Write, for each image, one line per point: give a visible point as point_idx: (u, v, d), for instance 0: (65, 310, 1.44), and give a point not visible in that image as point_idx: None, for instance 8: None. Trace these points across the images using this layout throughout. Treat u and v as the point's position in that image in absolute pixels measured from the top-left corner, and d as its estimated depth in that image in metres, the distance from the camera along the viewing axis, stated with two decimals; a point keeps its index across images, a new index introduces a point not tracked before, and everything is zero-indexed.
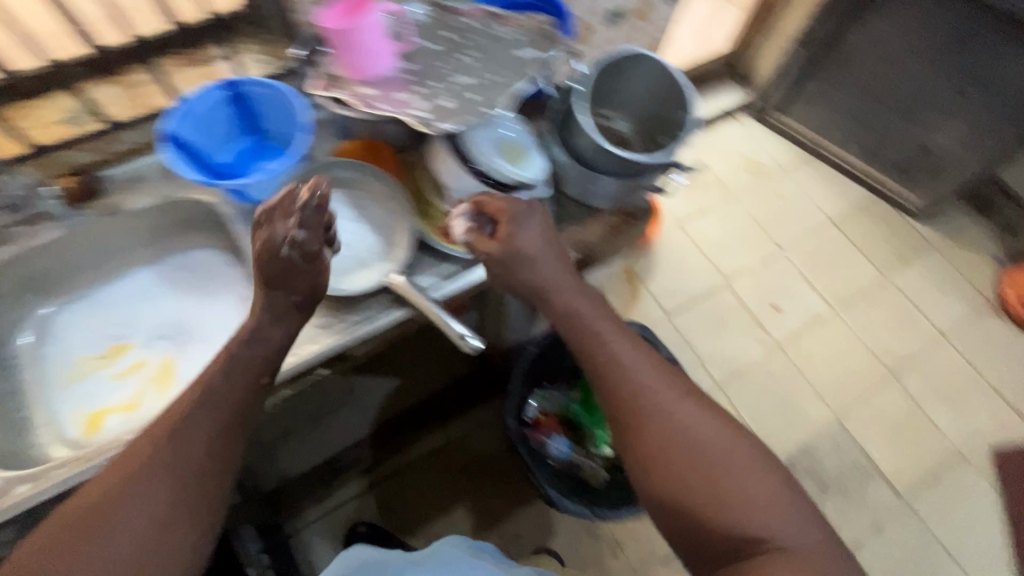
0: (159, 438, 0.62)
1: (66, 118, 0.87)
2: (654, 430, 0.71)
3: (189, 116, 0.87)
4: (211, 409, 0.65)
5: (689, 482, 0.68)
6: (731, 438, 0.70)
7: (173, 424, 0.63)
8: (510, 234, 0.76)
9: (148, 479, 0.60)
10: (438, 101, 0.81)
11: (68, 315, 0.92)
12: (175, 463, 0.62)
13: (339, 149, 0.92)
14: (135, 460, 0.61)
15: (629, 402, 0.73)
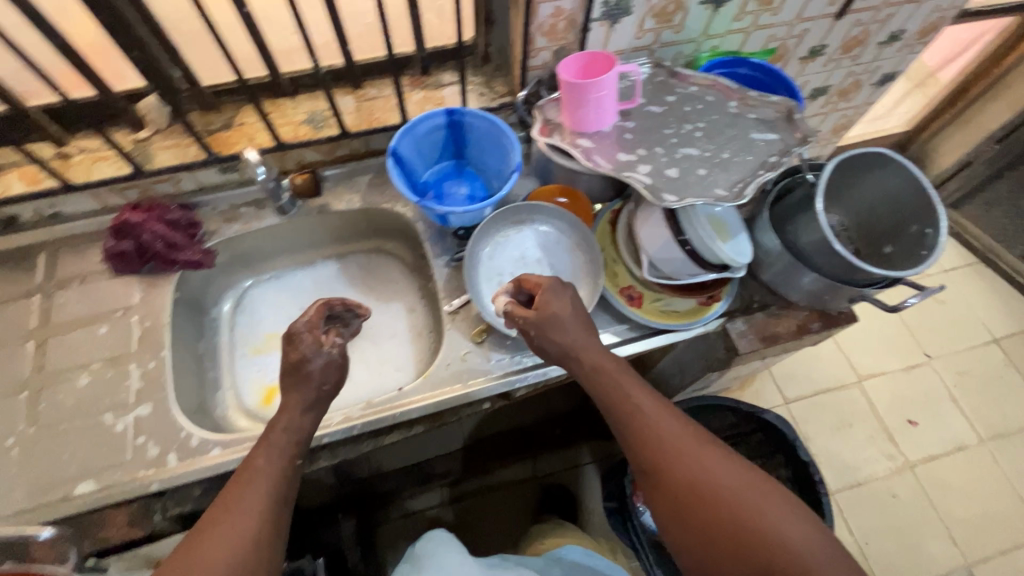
0: (255, 486, 0.64)
1: (307, 118, 0.95)
2: (687, 475, 0.62)
3: (414, 136, 0.94)
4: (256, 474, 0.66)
5: (727, 544, 0.58)
6: (682, 433, 0.66)
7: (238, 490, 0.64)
8: (543, 301, 0.75)
9: (265, 511, 0.63)
10: (662, 169, 0.79)
11: (263, 292, 1.01)
12: (272, 486, 0.65)
13: (537, 193, 0.94)
14: (238, 515, 0.61)
15: (665, 441, 0.65)
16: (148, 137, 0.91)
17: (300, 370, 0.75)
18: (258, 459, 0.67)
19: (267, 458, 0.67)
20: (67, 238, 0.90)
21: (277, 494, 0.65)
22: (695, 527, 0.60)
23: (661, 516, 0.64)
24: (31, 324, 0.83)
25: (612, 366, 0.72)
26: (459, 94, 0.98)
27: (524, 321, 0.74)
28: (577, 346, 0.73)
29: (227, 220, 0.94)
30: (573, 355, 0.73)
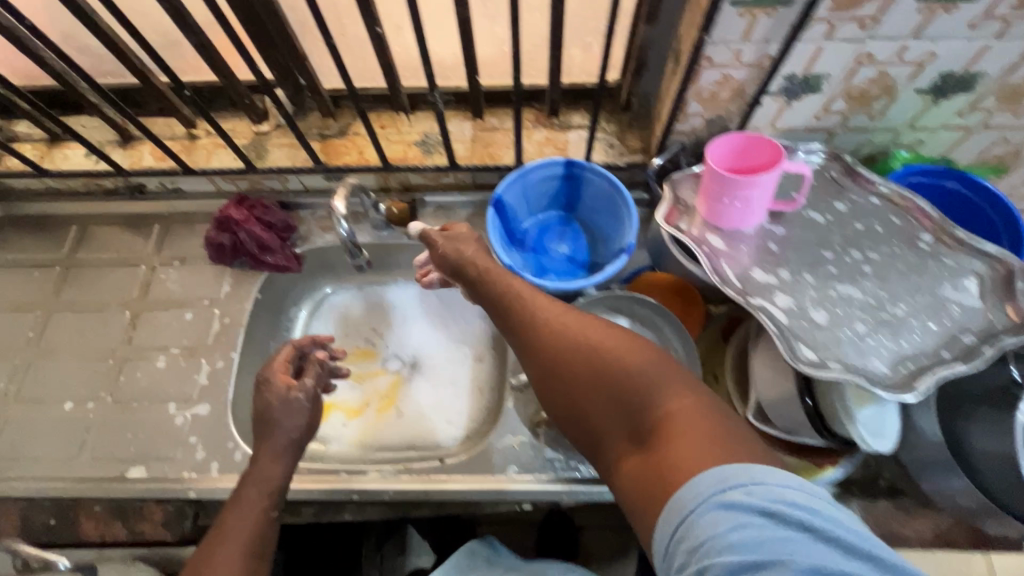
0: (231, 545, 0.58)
1: (419, 139, 0.90)
2: (541, 334, 0.61)
3: (524, 183, 0.85)
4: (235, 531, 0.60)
5: (617, 412, 0.55)
6: (533, 297, 0.65)
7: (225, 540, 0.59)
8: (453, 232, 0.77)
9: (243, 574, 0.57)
10: (806, 305, 0.63)
11: (341, 302, 0.99)
12: (250, 544, 0.59)
13: (645, 277, 0.82)
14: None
15: (518, 301, 0.65)
16: (267, 131, 0.92)
17: (264, 420, 0.70)
18: (233, 515, 0.61)
19: (240, 512, 0.61)
20: (179, 214, 0.94)
21: (253, 553, 0.59)
22: (570, 393, 0.58)
23: (563, 422, 0.60)
24: (133, 293, 0.88)
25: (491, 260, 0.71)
26: (585, 143, 0.88)
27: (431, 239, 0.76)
28: (478, 259, 0.72)
29: (320, 228, 0.93)
30: (470, 261, 0.72)
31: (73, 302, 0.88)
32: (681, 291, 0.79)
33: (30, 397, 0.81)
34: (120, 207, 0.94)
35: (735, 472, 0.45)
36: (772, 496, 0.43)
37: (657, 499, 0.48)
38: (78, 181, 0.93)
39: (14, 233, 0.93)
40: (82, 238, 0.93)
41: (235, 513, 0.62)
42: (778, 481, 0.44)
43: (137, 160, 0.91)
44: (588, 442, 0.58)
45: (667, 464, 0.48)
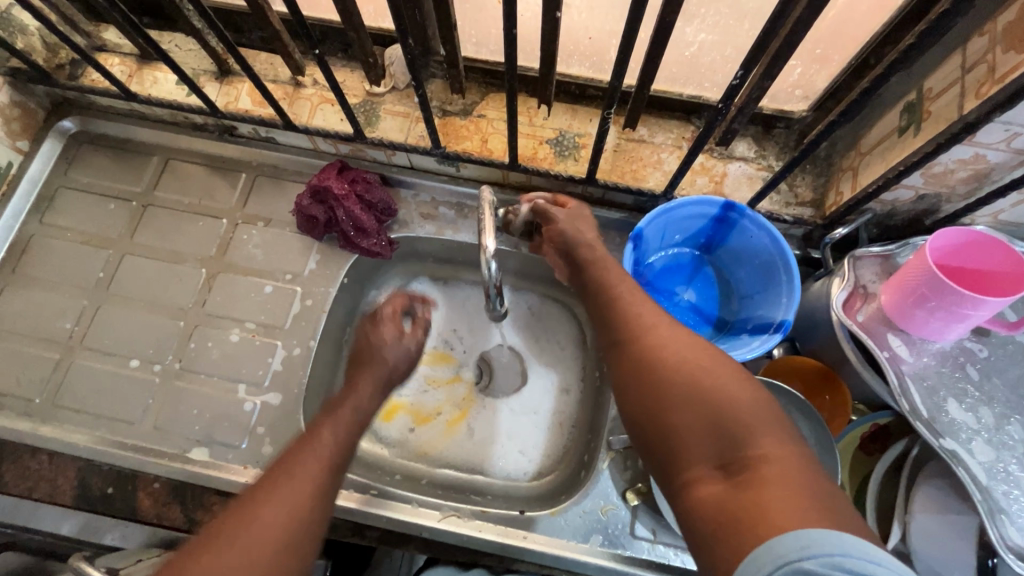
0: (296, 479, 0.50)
1: (554, 137, 0.77)
2: (634, 330, 0.51)
3: (669, 216, 0.72)
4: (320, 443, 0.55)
5: (691, 416, 0.43)
6: (632, 290, 0.55)
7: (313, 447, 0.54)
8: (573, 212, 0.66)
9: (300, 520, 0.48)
10: (1010, 467, 0.54)
11: (424, 293, 0.90)
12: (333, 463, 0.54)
13: (786, 357, 0.71)
14: (270, 510, 0.47)
15: (616, 291, 0.55)
16: (382, 94, 0.79)
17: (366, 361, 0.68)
18: (304, 453, 0.53)
19: (331, 430, 0.57)
20: (271, 167, 0.84)
21: (333, 477, 0.54)
22: (652, 403, 0.46)
23: (633, 438, 0.48)
24: (211, 250, 0.80)
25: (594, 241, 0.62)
26: (746, 182, 0.74)
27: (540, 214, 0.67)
28: (584, 238, 0.62)
29: (420, 214, 0.82)
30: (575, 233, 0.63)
31: (148, 247, 0.81)
32: (829, 385, 0.68)
33: (97, 345, 0.76)
34: (207, 147, 0.84)
35: (821, 535, 0.33)
36: (842, 563, 0.32)
37: (731, 530, 0.37)
38: (166, 110, 0.83)
39: (94, 154, 0.86)
40: (163, 174, 0.84)
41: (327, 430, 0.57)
42: (865, 551, 0.33)
43: (233, 99, 0.80)
44: (652, 454, 0.46)
45: (765, 507, 0.36)
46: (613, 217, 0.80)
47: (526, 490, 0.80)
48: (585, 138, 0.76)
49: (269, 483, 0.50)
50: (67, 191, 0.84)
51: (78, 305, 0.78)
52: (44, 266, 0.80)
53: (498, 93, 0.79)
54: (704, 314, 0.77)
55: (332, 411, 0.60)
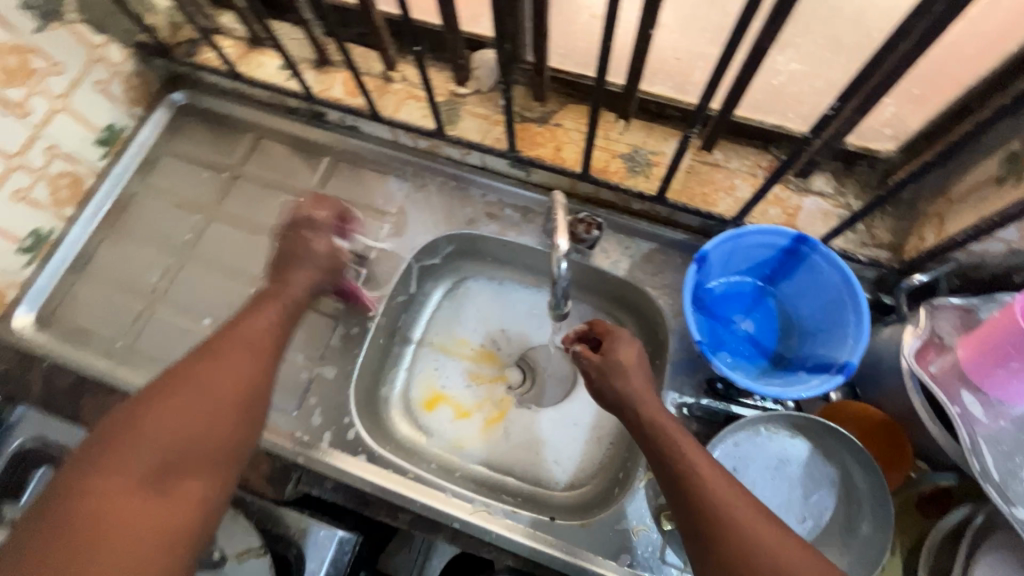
0: (134, 455, 0.47)
1: (627, 153, 0.78)
2: (740, 545, 0.48)
3: (737, 242, 0.71)
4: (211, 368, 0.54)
5: None
6: (717, 473, 0.53)
7: (195, 375, 0.53)
8: (609, 345, 0.66)
9: (174, 495, 0.48)
10: None
11: (478, 292, 0.92)
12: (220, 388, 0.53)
13: (846, 402, 0.68)
14: (107, 499, 0.45)
15: (681, 464, 0.54)
16: (466, 95, 0.83)
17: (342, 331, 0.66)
18: (140, 426, 0.49)
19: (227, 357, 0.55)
20: (351, 154, 0.89)
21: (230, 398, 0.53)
22: None
23: None
24: (288, 225, 0.85)
25: (650, 401, 0.60)
26: (822, 217, 0.73)
27: (586, 368, 0.65)
28: (641, 394, 0.61)
29: (485, 213, 0.84)
30: (633, 404, 0.60)
31: (233, 215, 0.87)
32: (892, 437, 0.65)
33: (177, 300, 0.82)
34: (296, 129, 0.90)
35: None
36: None
37: None
38: (265, 92, 0.89)
39: (196, 126, 0.93)
40: (254, 151, 0.91)
41: (222, 347, 0.56)
42: None
43: (327, 87, 0.85)
44: None
45: None
46: (677, 238, 0.79)
47: (558, 499, 0.80)
48: (656, 157, 0.77)
49: (91, 455, 0.47)
50: (168, 157, 0.91)
51: (166, 261, 0.85)
52: (141, 222, 0.87)
53: (577, 105, 0.80)
54: (761, 347, 0.75)
55: (180, 375, 0.53)
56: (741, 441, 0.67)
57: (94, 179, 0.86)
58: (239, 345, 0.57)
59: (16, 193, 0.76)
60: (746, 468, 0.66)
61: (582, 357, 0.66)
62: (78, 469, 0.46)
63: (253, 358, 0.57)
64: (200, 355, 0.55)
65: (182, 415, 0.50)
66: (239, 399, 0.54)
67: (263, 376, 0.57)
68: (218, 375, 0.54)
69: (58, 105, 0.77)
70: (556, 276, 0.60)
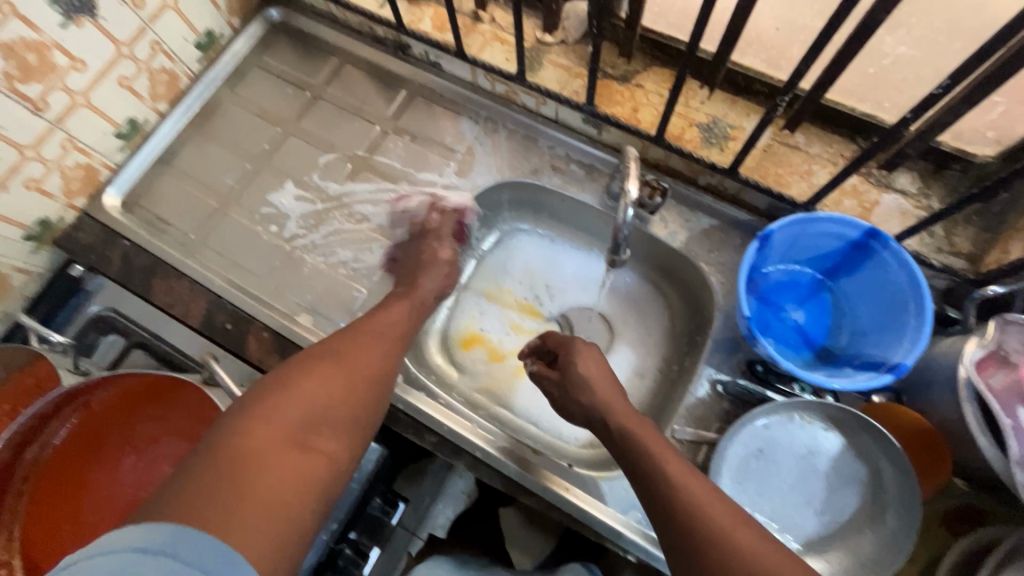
0: (300, 405, 0.53)
1: (705, 123, 0.76)
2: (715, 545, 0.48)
3: (804, 227, 0.69)
4: (315, 385, 0.55)
5: None
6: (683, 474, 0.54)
7: (307, 390, 0.54)
8: (566, 359, 0.71)
9: (311, 451, 0.51)
10: None
11: (529, 245, 0.93)
12: (351, 415, 0.56)
13: (885, 404, 0.67)
14: (255, 450, 0.48)
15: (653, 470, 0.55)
16: (551, 45, 0.82)
17: (420, 269, 0.77)
18: (287, 396, 0.53)
19: (320, 376, 0.56)
20: (429, 90, 0.90)
21: (352, 426, 0.56)
22: None
23: None
24: (360, 150, 0.88)
25: (622, 412, 0.63)
26: (901, 214, 0.70)
27: (551, 386, 0.72)
28: (607, 403, 0.64)
29: (551, 165, 0.84)
30: (601, 413, 0.64)
31: (309, 132, 0.90)
32: (934, 445, 0.63)
33: (248, 203, 0.86)
34: (380, 58, 0.92)
35: None
36: None
37: None
38: (356, 17, 0.91)
39: (286, 44, 0.96)
40: (337, 74, 0.93)
41: (325, 374, 0.57)
42: None
43: (417, 20, 0.87)
44: None
45: None
46: (740, 217, 0.78)
47: (574, 452, 0.82)
48: (734, 131, 0.75)
49: (254, 410, 0.51)
50: (257, 69, 0.95)
51: (243, 167, 0.89)
52: (225, 127, 0.92)
53: (662, 68, 0.79)
54: (809, 339, 0.73)
55: (302, 359, 0.58)
56: (772, 423, 0.67)
57: (188, 80, 0.91)
58: (363, 343, 0.62)
59: (121, 80, 0.81)
60: (771, 449, 0.66)
61: (546, 376, 0.73)
62: (232, 424, 0.49)
63: (378, 371, 0.61)
64: (303, 359, 0.58)
65: (303, 405, 0.53)
66: (357, 406, 0.57)
67: (370, 396, 0.59)
68: (324, 387, 0.55)
69: (169, 3, 0.81)
70: (619, 223, 0.63)
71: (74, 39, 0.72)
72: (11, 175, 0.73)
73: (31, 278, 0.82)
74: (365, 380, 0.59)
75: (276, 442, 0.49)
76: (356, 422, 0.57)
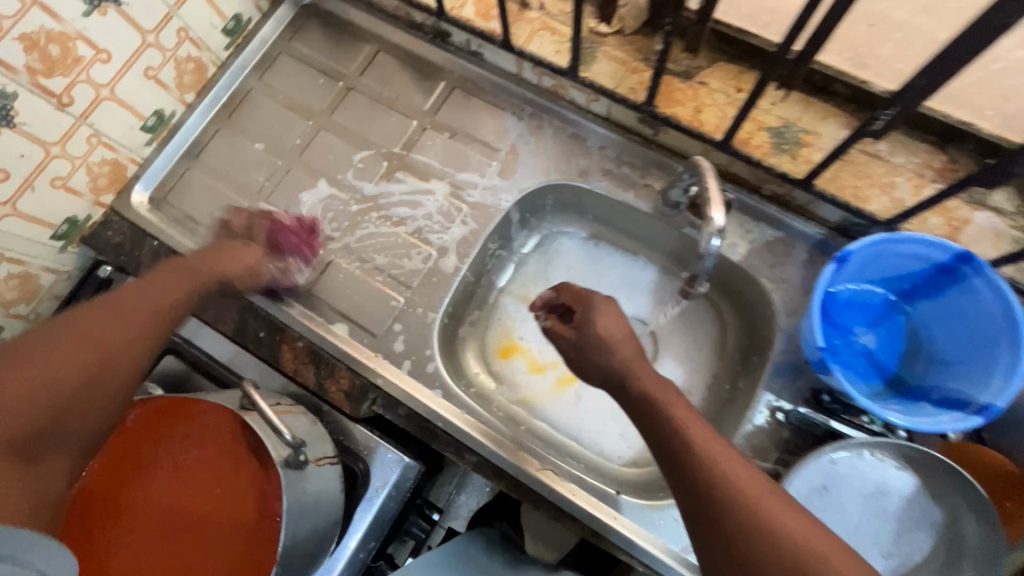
0: (17, 383, 0.45)
1: (776, 126, 0.69)
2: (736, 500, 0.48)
3: (887, 247, 0.63)
4: (54, 356, 0.48)
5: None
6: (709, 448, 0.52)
7: (55, 359, 0.48)
8: (584, 317, 0.64)
9: (38, 466, 0.46)
10: None
11: (572, 250, 0.88)
12: (75, 369, 0.49)
13: (965, 445, 0.62)
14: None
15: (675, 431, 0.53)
16: (606, 35, 0.75)
17: (230, 258, 0.67)
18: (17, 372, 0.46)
19: (87, 342, 0.50)
20: (470, 82, 0.84)
21: (50, 402, 0.47)
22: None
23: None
24: (396, 146, 0.83)
25: (647, 377, 0.58)
26: (995, 236, 0.63)
27: (567, 347, 0.65)
28: (630, 366, 0.59)
29: (600, 168, 0.79)
30: (621, 373, 0.59)
31: (343, 127, 0.85)
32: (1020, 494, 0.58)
33: (279, 203, 0.82)
34: (417, 47, 0.86)
35: None
36: None
37: None
38: (392, 2, 0.85)
39: (317, 29, 0.90)
40: (371, 63, 0.88)
41: (89, 340, 0.51)
42: None
43: (458, 6, 0.80)
44: None
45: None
46: (807, 230, 0.72)
47: (618, 472, 0.78)
48: (807, 136, 0.69)
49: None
50: (287, 56, 0.90)
51: (273, 164, 0.85)
52: (254, 119, 0.87)
53: (729, 64, 0.72)
54: (879, 366, 0.68)
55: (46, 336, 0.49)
56: (842, 461, 0.62)
57: (216, 69, 0.86)
58: (115, 313, 0.53)
59: (147, 71, 0.76)
60: (840, 487, 0.61)
61: (561, 336, 0.65)
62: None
63: (137, 328, 0.54)
64: (70, 322, 0.51)
65: (46, 375, 0.47)
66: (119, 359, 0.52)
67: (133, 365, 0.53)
68: (82, 352, 0.50)
69: None
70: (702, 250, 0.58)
71: (98, 28, 0.68)
72: (37, 174, 0.69)
73: (60, 277, 0.80)
74: (120, 358, 0.52)
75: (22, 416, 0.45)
76: (125, 386, 0.52)
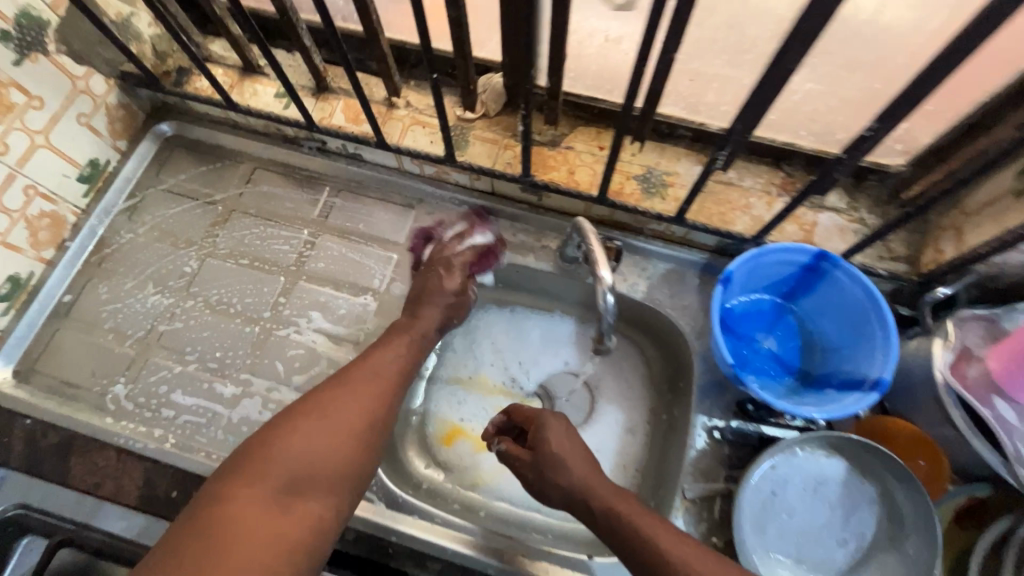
0: (310, 427, 0.54)
1: (641, 173, 0.77)
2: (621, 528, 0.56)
3: (760, 260, 0.70)
4: (335, 403, 0.56)
5: None
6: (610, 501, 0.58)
7: (338, 392, 0.57)
8: (535, 436, 0.65)
9: (299, 510, 0.49)
10: None
11: (492, 323, 0.88)
12: (361, 425, 0.56)
13: (882, 417, 0.67)
14: (246, 512, 0.47)
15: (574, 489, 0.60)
16: (472, 120, 0.81)
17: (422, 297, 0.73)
18: (268, 458, 0.51)
19: (349, 390, 0.58)
20: (354, 182, 0.85)
21: (340, 436, 0.55)
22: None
23: None
24: (291, 259, 0.81)
25: (605, 489, 0.59)
26: (841, 232, 0.73)
27: (525, 470, 0.65)
28: (589, 481, 0.60)
29: (497, 239, 0.82)
30: (582, 493, 0.60)
31: (230, 249, 0.82)
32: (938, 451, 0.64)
33: (172, 343, 0.77)
34: (294, 159, 0.86)
35: None
36: None
37: None
38: (260, 120, 0.85)
39: (185, 159, 0.88)
40: (249, 181, 0.86)
41: (364, 399, 0.58)
42: None
43: (327, 115, 0.82)
44: None
45: None
46: (694, 256, 0.78)
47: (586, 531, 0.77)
48: (669, 176, 0.76)
49: (283, 422, 0.54)
50: (157, 190, 0.86)
51: (159, 303, 0.79)
52: (131, 261, 0.82)
53: (587, 127, 0.79)
54: (786, 364, 0.74)
55: (305, 399, 0.57)
56: (779, 465, 0.66)
57: (77, 218, 0.81)
58: (366, 373, 0.61)
59: None
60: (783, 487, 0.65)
61: (517, 458, 0.65)
62: (245, 448, 0.53)
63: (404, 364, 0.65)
64: (329, 381, 0.59)
65: (335, 422, 0.55)
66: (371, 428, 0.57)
67: (383, 410, 0.59)
68: (368, 409, 0.58)
69: (39, 140, 0.72)
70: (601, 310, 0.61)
71: None
72: None
73: None
74: (373, 424, 0.57)
75: (312, 449, 0.52)
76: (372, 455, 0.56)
